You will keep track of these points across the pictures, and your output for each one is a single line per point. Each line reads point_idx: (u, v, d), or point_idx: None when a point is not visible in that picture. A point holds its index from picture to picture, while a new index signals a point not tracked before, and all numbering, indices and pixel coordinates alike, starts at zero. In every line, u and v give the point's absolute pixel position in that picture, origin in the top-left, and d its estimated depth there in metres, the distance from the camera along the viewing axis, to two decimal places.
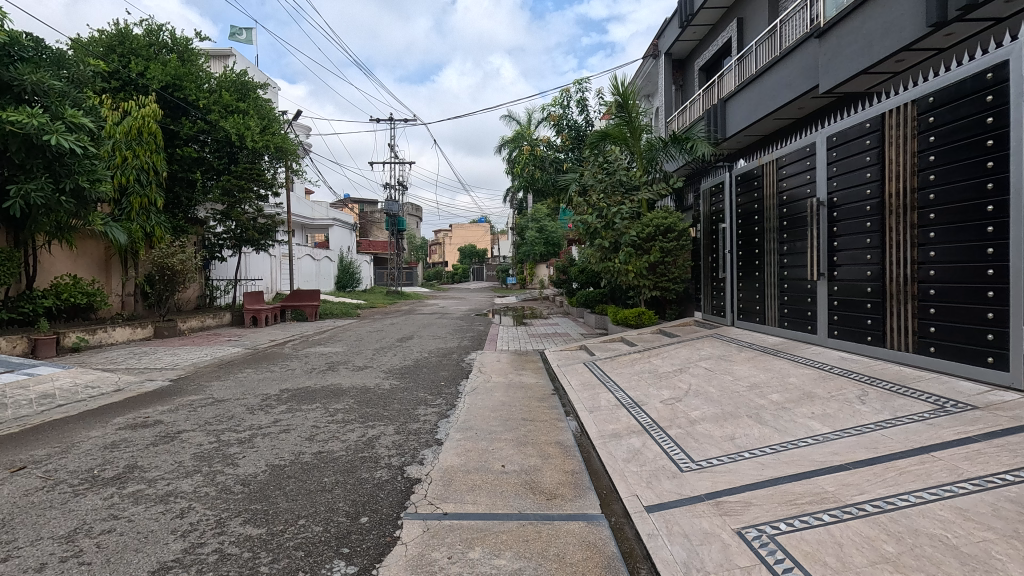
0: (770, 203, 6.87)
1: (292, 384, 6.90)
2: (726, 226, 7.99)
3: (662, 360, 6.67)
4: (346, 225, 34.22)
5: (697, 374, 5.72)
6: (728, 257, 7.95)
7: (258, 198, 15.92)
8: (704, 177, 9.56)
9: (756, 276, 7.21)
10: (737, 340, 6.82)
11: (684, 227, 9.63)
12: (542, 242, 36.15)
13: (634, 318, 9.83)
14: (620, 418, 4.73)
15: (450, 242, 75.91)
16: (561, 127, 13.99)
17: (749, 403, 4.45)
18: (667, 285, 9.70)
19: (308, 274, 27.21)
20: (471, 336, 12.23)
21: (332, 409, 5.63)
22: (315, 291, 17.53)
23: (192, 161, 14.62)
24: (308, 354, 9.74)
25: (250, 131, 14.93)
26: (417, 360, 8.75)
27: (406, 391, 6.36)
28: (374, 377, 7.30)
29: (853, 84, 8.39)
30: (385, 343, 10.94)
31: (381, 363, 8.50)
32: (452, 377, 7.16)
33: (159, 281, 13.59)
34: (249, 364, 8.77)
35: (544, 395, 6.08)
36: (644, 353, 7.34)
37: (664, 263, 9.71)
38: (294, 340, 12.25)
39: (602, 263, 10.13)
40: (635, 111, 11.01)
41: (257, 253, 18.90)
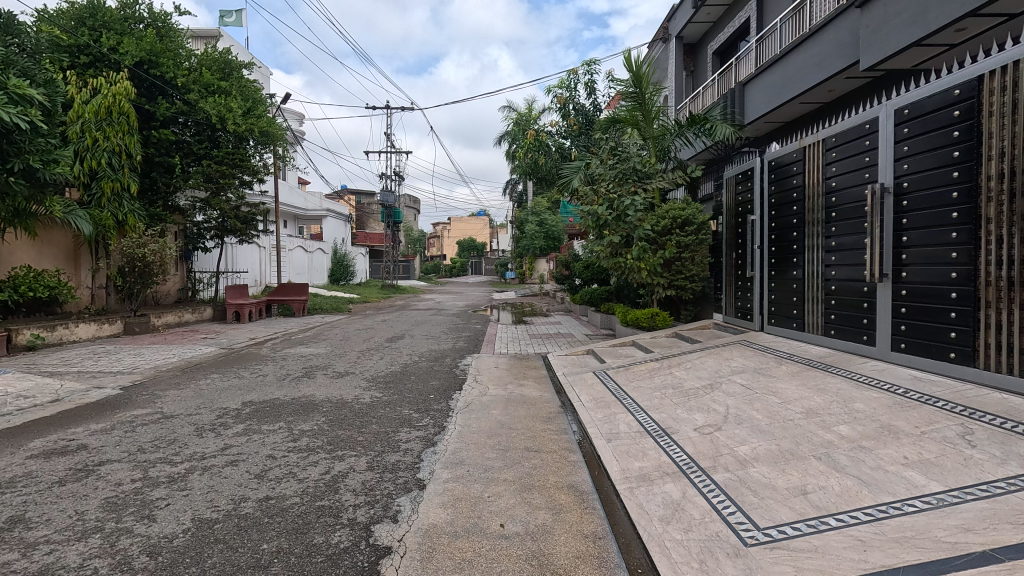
0: (814, 191, 5.89)
1: (259, 395, 5.98)
2: (755, 219, 7.09)
3: (687, 373, 5.75)
4: (340, 216, 33.20)
5: (733, 393, 4.81)
6: (757, 254, 7.09)
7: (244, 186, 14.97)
8: (726, 164, 8.62)
9: (793, 275, 6.29)
10: (774, 350, 5.91)
11: (704, 220, 8.69)
12: (542, 235, 35.24)
13: (645, 320, 8.95)
14: (647, 452, 3.83)
15: (448, 235, 74.84)
16: (566, 112, 13.02)
17: (812, 437, 3.55)
18: (683, 284, 8.79)
19: (299, 266, 26.26)
20: (467, 336, 11.32)
21: (297, 430, 4.71)
22: (303, 285, 16.59)
23: (169, 144, 13.63)
24: (288, 357, 8.83)
25: (233, 113, 13.93)
26: (406, 365, 7.85)
27: (388, 407, 5.44)
28: (355, 387, 6.39)
29: (899, 60, 7.45)
30: (373, 344, 10.03)
31: (366, 369, 7.61)
32: (443, 388, 6.26)
33: (131, 273, 12.61)
34: (219, 367, 7.87)
35: (550, 414, 5.17)
36: (662, 362, 6.43)
37: (680, 259, 8.83)
38: (277, 338, 11.33)
39: (612, 259, 8.99)
40: (649, 92, 10.06)
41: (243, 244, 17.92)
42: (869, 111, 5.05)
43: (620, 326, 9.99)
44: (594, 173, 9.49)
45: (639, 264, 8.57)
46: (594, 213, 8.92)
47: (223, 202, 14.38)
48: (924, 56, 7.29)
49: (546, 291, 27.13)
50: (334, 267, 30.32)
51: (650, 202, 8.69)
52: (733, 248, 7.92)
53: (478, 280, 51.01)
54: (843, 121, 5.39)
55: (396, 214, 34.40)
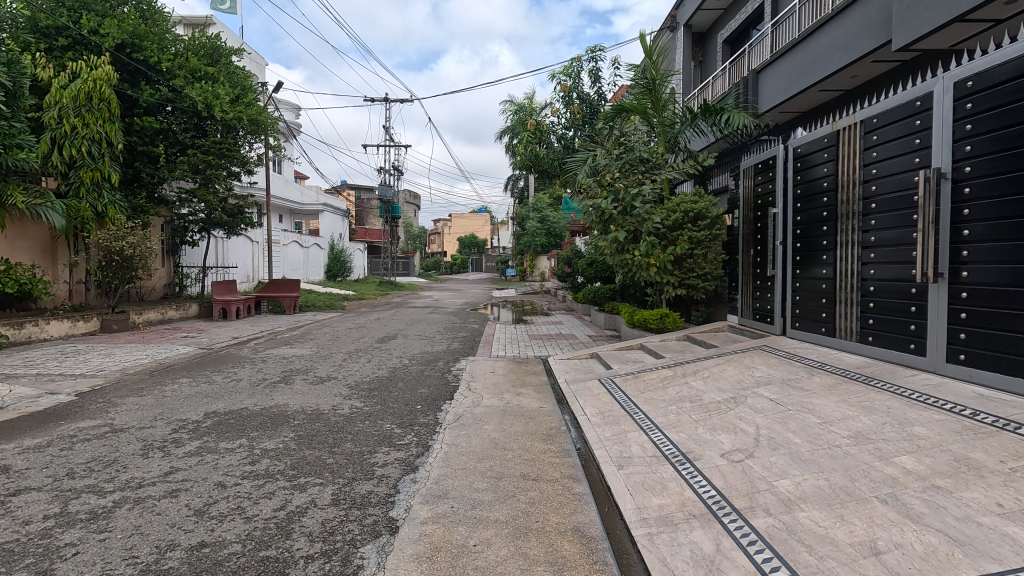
0: (849, 179, 5.25)
1: (226, 404, 5.35)
2: (777, 211, 6.44)
3: (705, 383, 5.12)
4: (338, 211, 32.57)
5: (762, 410, 4.18)
6: (780, 251, 6.46)
7: (233, 178, 14.35)
8: (743, 154, 7.98)
9: (822, 274, 5.65)
10: (802, 358, 5.27)
11: (718, 214, 8.04)
12: (543, 232, 34.64)
13: (653, 322, 8.33)
14: (667, 485, 3.21)
15: (448, 232, 74.20)
16: (570, 100, 12.36)
17: (870, 471, 2.92)
18: (695, 283, 8.17)
19: (294, 262, 25.67)
20: (463, 336, 10.70)
21: (259, 449, 4.08)
22: (295, 281, 15.97)
23: (153, 132, 12.99)
24: (269, 358, 8.22)
25: (220, 100, 13.27)
26: (395, 369, 7.23)
27: (369, 420, 4.82)
28: (334, 395, 5.77)
29: (935, 39, 6.79)
30: (362, 345, 9.41)
31: (351, 373, 6.99)
32: (432, 397, 5.65)
33: (109, 267, 11.96)
34: (192, 369, 7.26)
35: (550, 430, 4.54)
36: (676, 370, 5.80)
37: (692, 256, 8.20)
38: (262, 337, 10.72)
39: (618, 256, 8.35)
40: (659, 77, 9.42)
41: (233, 238, 17.29)
42: (921, 85, 4.40)
43: (626, 328, 9.36)
44: (599, 163, 8.84)
45: (647, 260, 7.93)
46: (600, 206, 8.27)
47: (209, 194, 13.75)
48: (964, 34, 6.62)
49: (547, 289, 26.48)
50: (330, 263, 29.72)
51: (660, 193, 8.04)
52: (751, 244, 7.28)
53: (478, 277, 50.44)
54: (887, 98, 4.74)
55: (395, 209, 33.77)
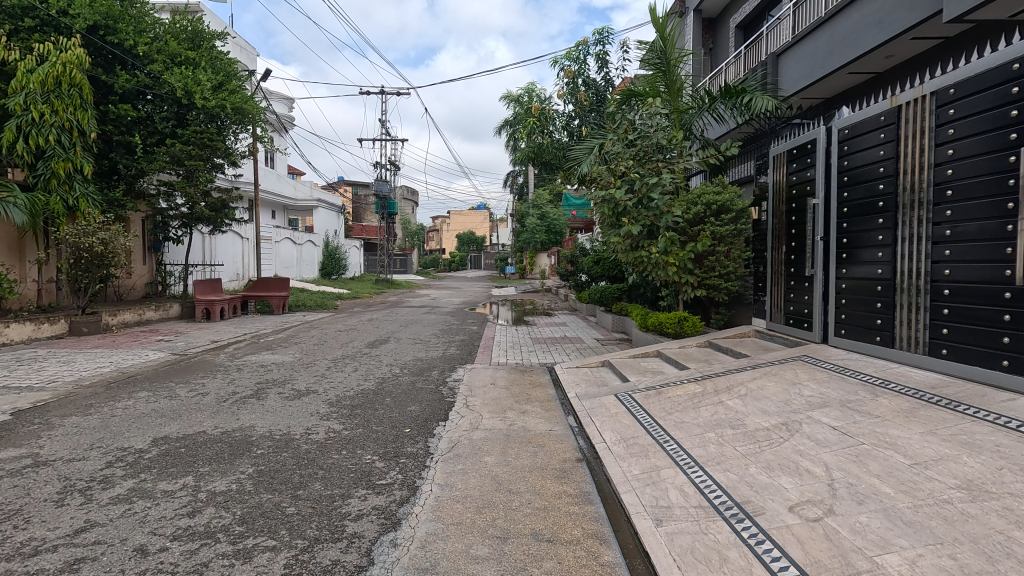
0: (915, 163, 4.46)
1: (180, 427, 4.55)
2: (818, 202, 5.65)
3: (744, 405, 4.34)
4: (332, 207, 31.73)
5: (826, 442, 3.40)
6: (820, 247, 5.67)
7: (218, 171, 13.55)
8: (771, 139, 7.18)
9: (876, 273, 4.87)
10: (857, 373, 4.50)
11: (743, 207, 7.25)
12: (543, 229, 33.89)
13: (670, 326, 7.55)
14: (727, 556, 2.43)
15: (447, 229, 73.38)
16: (575, 86, 11.53)
17: (1011, 548, 2.16)
18: (716, 283, 7.39)
19: (287, 259, 24.86)
20: (461, 339, 9.91)
21: (205, 492, 3.29)
22: (285, 280, 15.18)
23: (130, 121, 12.15)
24: (246, 366, 7.43)
25: (200, 87, 12.41)
26: (385, 380, 6.45)
27: (346, 450, 4.03)
28: (310, 414, 4.98)
29: (992, 9, 5.97)
30: (349, 350, 8.62)
31: (334, 385, 6.21)
32: (424, 417, 4.87)
33: (78, 265, 10.96)
34: (156, 379, 6.46)
35: (564, 464, 3.76)
36: (705, 386, 5.01)
37: (712, 253, 7.44)
38: (243, 341, 9.92)
39: (632, 253, 7.56)
40: (674, 57, 8.63)
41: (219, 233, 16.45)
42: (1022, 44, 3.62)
43: (638, 332, 8.57)
44: (609, 151, 8.02)
45: (665, 259, 7.13)
46: (612, 198, 7.45)
47: (191, 187, 12.90)
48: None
49: (547, 287, 25.76)
50: (325, 260, 28.91)
51: (681, 180, 7.19)
52: (783, 240, 6.50)
53: (477, 275, 49.66)
54: (971, 63, 3.96)
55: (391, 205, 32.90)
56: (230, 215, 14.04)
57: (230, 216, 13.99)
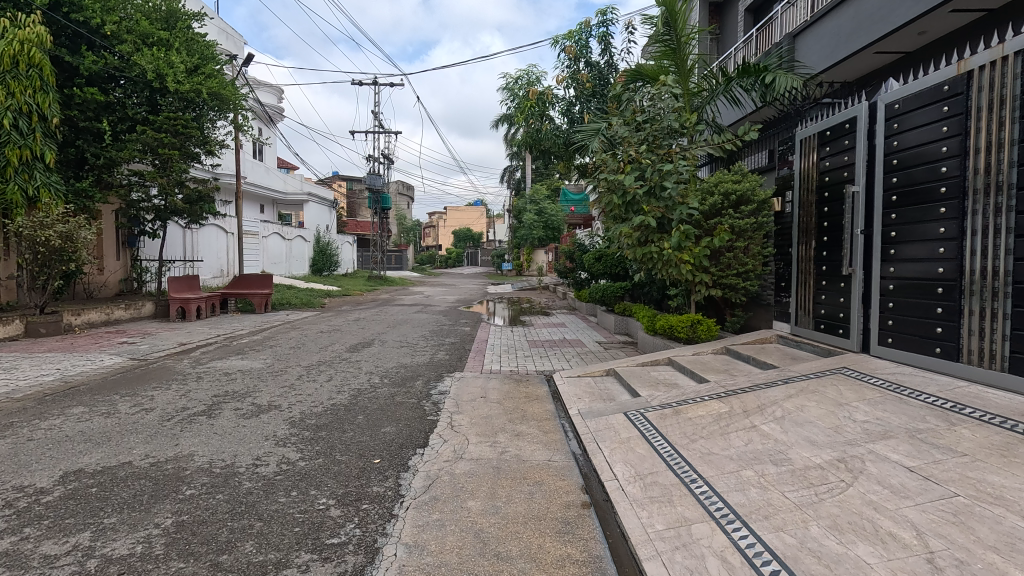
0: (991, 141, 3.72)
1: (101, 457, 3.76)
2: (858, 190, 4.90)
3: (784, 432, 3.59)
4: (323, 201, 30.85)
5: (905, 491, 2.65)
6: (859, 242, 4.91)
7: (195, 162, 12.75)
8: (797, 122, 6.39)
9: (934, 273, 4.13)
10: (918, 392, 3.76)
11: (765, 197, 6.49)
12: (541, 225, 33.16)
13: (683, 330, 6.78)
14: None
15: (443, 225, 72.47)
16: (575, 69, 10.72)
17: None
18: (733, 282, 6.64)
19: (275, 254, 24.00)
20: (451, 342, 9.13)
21: (100, 559, 2.51)
22: (268, 277, 14.39)
23: (97, 105, 11.29)
24: (209, 374, 6.65)
25: (173, 69, 11.54)
26: (360, 393, 5.67)
27: (297, 491, 3.26)
28: (265, 438, 4.21)
29: None
30: (327, 355, 7.83)
31: (301, 399, 5.42)
32: (399, 444, 4.09)
33: (36, 262, 10.08)
34: (100, 391, 5.68)
35: (567, 512, 3.00)
36: (731, 405, 4.25)
37: (728, 249, 6.72)
38: (213, 344, 9.10)
39: (639, 248, 6.80)
40: (686, 33, 7.83)
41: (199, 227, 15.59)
42: None
43: (645, 336, 7.80)
44: (614, 135, 7.22)
45: (678, 255, 6.36)
46: (619, 186, 6.69)
47: (164, 178, 12.06)
48: None
49: (543, 284, 25.01)
50: (315, 256, 28.06)
51: (699, 164, 6.39)
52: (812, 234, 5.75)
53: (473, 271, 48.78)
54: None
55: (384, 199, 31.99)
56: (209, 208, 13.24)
57: (209, 209, 13.19)
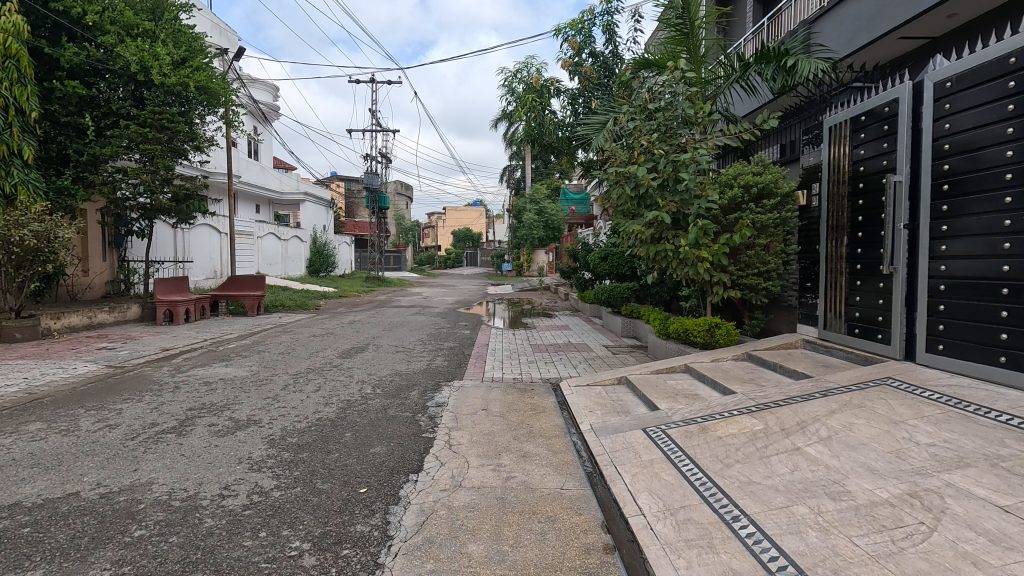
0: None
1: (44, 487, 3.25)
2: (902, 180, 4.41)
3: (835, 457, 3.09)
4: (320, 200, 30.33)
5: (1006, 540, 2.15)
6: (903, 237, 4.43)
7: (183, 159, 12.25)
8: (824, 108, 5.89)
9: (999, 271, 3.71)
10: (987, 409, 3.28)
11: (789, 190, 5.99)
12: (541, 225, 32.70)
13: (700, 334, 6.27)
14: None
15: (442, 225, 71.95)
16: (579, 60, 10.23)
17: None
18: (754, 282, 6.14)
19: (270, 255, 23.49)
20: (450, 346, 8.63)
21: None
22: (260, 278, 13.90)
23: (79, 99, 10.79)
24: (188, 383, 6.15)
25: (159, 61, 11.03)
26: (350, 405, 5.17)
27: (267, 531, 2.76)
28: (238, 461, 3.71)
29: None
30: (317, 362, 7.33)
31: (284, 412, 4.92)
32: (390, 469, 3.59)
33: (13, 263, 9.59)
34: (64, 404, 5.17)
35: (588, 560, 2.50)
36: (766, 422, 3.75)
37: (749, 246, 6.23)
38: (198, 349, 8.60)
39: (653, 245, 6.32)
40: (700, 16, 7.34)
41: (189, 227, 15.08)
42: None
43: (657, 340, 7.30)
44: (625, 125, 6.75)
45: (695, 253, 5.88)
46: (631, 177, 6.22)
47: (150, 175, 11.55)
48: None
49: (544, 285, 24.51)
50: (312, 257, 27.54)
51: (718, 154, 5.92)
52: (843, 229, 5.26)
53: (472, 272, 48.27)
54: None
55: (382, 199, 31.48)
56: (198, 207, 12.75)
57: (198, 207, 12.67)
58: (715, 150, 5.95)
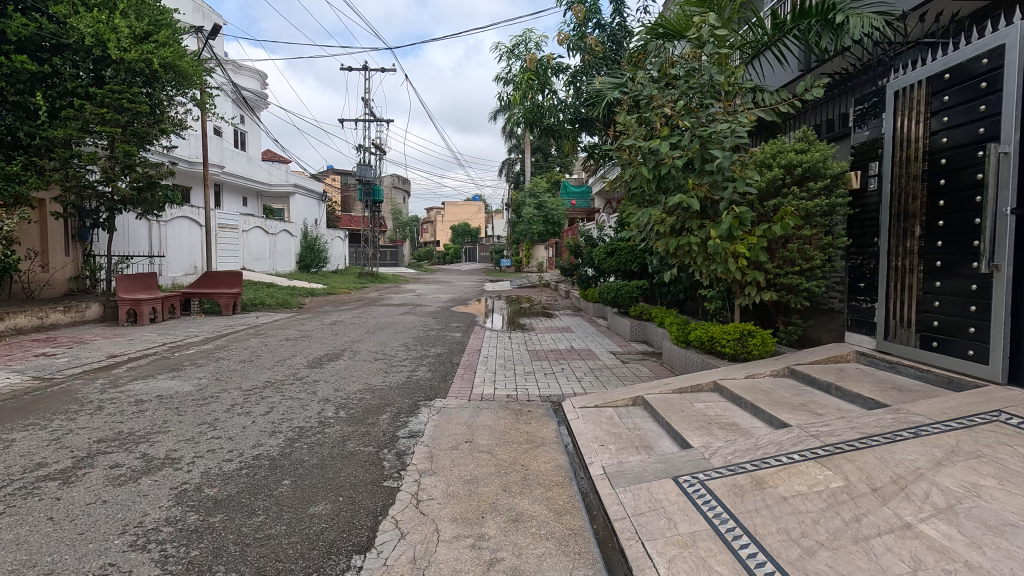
0: None
1: None
2: (1010, 151, 3.48)
3: (974, 548, 2.10)
4: (311, 193, 29.19)
5: None
6: (1010, 225, 3.49)
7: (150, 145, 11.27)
8: (884, 71, 4.87)
9: None
10: None
11: (840, 171, 4.96)
12: (541, 220, 31.36)
13: (732, 343, 5.27)
14: None
15: (440, 220, 70.77)
16: (583, 32, 9.21)
17: None
18: (796, 281, 5.15)
19: (257, 250, 22.49)
20: (436, 353, 7.65)
21: None
22: (237, 274, 12.89)
23: (28, 76, 9.72)
24: (117, 402, 5.13)
25: (117, 33, 9.97)
26: (302, 435, 4.16)
27: None
28: (121, 531, 2.69)
29: None
30: (281, 373, 6.34)
31: (215, 446, 3.90)
32: (327, 547, 2.57)
33: None
34: None
35: None
36: (847, 478, 2.75)
37: (789, 239, 5.24)
38: (150, 355, 7.56)
39: (675, 237, 5.35)
40: None
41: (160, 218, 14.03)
42: None
43: (675, 349, 6.28)
44: (641, 94, 5.77)
45: (728, 246, 4.89)
46: (651, 156, 5.25)
47: (109, 161, 10.48)
48: None
49: (544, 280, 23.39)
50: (302, 252, 26.46)
51: (760, 126, 4.93)
52: (915, 218, 4.23)
53: (470, 267, 47.21)
54: None
55: (376, 192, 30.38)
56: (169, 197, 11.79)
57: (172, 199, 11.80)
58: (762, 114, 4.97)
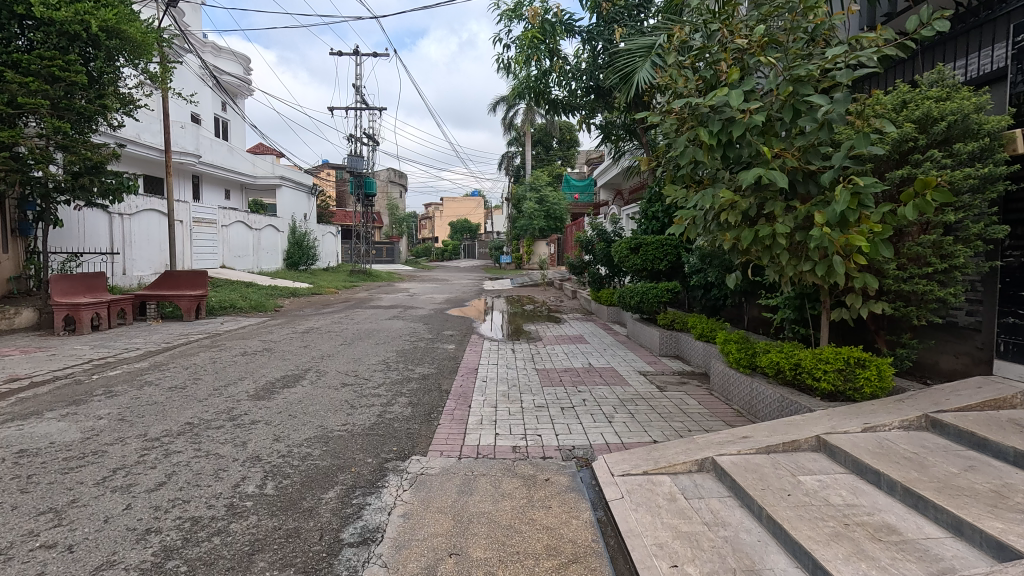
0: None
1: None
2: None
3: None
4: (302, 186, 27.56)
5: None
6: None
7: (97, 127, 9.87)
8: None
9: None
10: None
11: (1003, 128, 3.38)
12: (542, 215, 30.23)
13: (833, 375, 3.72)
14: None
15: (438, 216, 69.04)
16: None
17: None
18: (930, 290, 3.59)
19: (239, 246, 20.92)
20: (420, 374, 6.11)
21: None
22: (202, 274, 11.33)
23: None
24: None
25: None
26: (188, 541, 2.59)
27: None
28: None
29: None
30: (211, 409, 4.76)
31: (31, 570, 2.35)
32: None
33: None
34: None
35: None
36: None
37: (917, 226, 3.70)
38: (59, 379, 5.95)
39: (753, 229, 3.76)
40: None
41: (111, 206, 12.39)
42: None
43: (738, 379, 4.73)
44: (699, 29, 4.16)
45: (838, 239, 3.31)
46: (719, 112, 3.63)
47: (38, 141, 8.82)
48: None
49: (547, 279, 21.85)
50: (290, 248, 24.85)
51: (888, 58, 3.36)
52: None
53: (469, 264, 45.55)
54: None
55: (368, 185, 28.74)
56: (122, 185, 10.33)
57: (128, 189, 10.36)
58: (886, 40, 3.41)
